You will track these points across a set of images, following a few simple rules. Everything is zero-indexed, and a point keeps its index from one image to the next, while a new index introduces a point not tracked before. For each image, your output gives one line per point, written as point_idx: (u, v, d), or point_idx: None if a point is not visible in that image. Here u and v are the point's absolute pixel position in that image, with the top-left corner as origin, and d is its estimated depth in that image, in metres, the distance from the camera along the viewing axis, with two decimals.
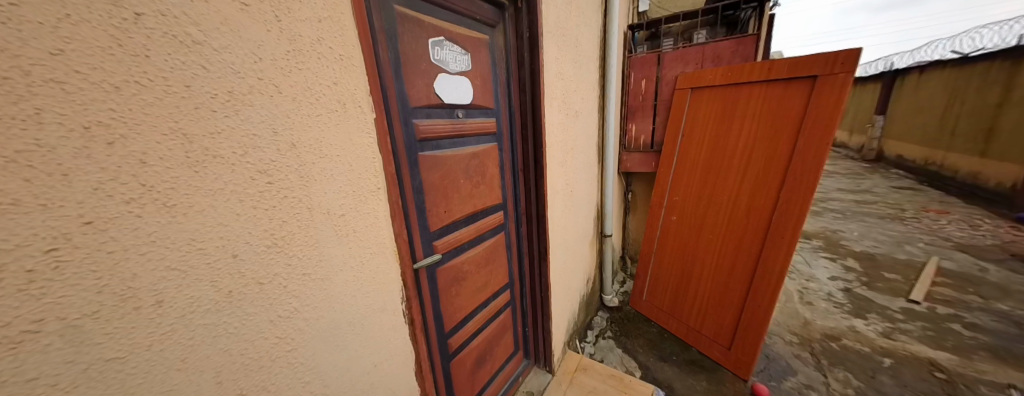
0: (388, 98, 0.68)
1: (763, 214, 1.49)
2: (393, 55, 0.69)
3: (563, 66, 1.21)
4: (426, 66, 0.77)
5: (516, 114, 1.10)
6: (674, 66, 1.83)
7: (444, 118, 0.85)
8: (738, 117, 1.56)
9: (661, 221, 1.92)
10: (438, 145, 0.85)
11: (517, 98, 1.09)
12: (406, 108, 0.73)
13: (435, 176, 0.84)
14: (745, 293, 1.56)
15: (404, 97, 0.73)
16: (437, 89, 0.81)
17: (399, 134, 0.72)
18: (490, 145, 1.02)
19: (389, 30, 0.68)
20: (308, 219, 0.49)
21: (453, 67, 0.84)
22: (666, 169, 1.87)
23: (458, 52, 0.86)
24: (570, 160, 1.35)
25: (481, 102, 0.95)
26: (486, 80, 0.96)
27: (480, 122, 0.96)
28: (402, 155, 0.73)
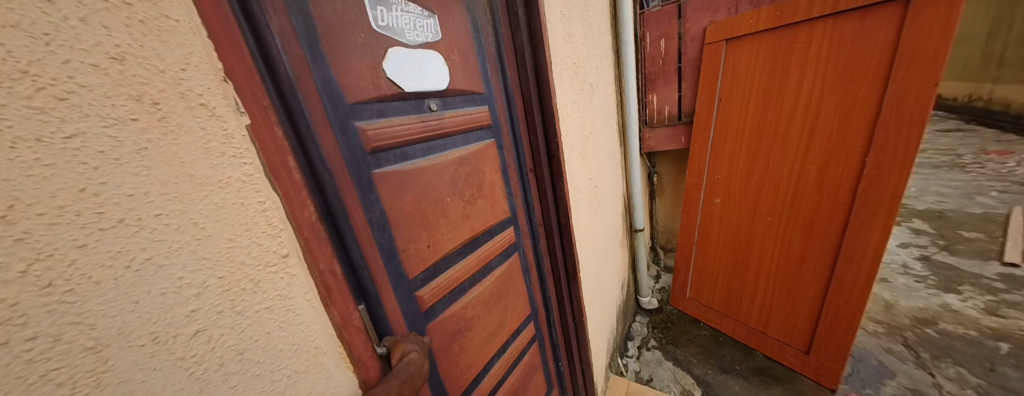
0: (303, 94, 0.41)
1: (843, 186, 1.17)
2: (299, 21, 0.41)
3: (571, 23, 0.87)
4: (366, 38, 0.49)
5: (514, 97, 0.80)
6: (699, 16, 1.42)
7: (410, 114, 0.57)
8: (794, 66, 1.21)
9: (702, 206, 1.58)
10: (404, 155, 0.57)
11: (514, 75, 0.79)
12: (340, 105, 0.46)
13: (405, 200, 0.57)
14: (824, 284, 1.26)
15: (334, 89, 0.45)
16: (387, 72, 0.52)
17: (332, 150, 0.44)
18: (484, 144, 0.74)
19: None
20: (96, 369, 0.21)
21: (411, 37, 0.55)
22: (702, 144, 1.53)
23: (417, 12, 0.56)
24: (591, 151, 1.02)
25: (462, 87, 0.66)
26: (468, 53, 0.66)
27: (465, 114, 0.68)
28: (346, 183, 0.46)
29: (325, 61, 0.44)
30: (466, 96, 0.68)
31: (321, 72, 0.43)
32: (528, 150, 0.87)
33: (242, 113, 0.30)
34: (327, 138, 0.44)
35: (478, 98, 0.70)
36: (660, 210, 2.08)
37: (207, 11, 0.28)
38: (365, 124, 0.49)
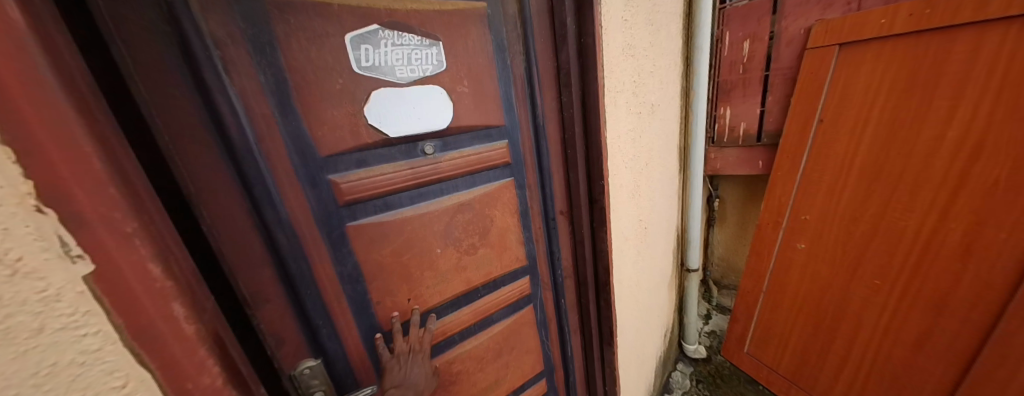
0: (265, 155, 0.40)
1: (1008, 258, 0.84)
2: (269, 78, 0.40)
3: (634, 28, 0.65)
4: (344, 84, 0.44)
5: (546, 127, 0.64)
6: (804, 12, 1.11)
7: (398, 160, 0.51)
8: (947, 85, 0.88)
9: (777, 250, 1.29)
10: (386, 205, 0.52)
11: (549, 100, 0.63)
12: (309, 161, 0.44)
13: (384, 253, 0.53)
14: (956, 375, 0.96)
15: (304, 145, 0.43)
16: (371, 120, 0.47)
17: (298, 207, 0.44)
18: (495, 185, 0.62)
19: (257, 36, 0.38)
20: None
21: (403, 75, 0.48)
22: (786, 174, 1.22)
23: (415, 44, 0.48)
24: (644, 187, 0.81)
25: (469, 122, 0.56)
26: (482, 81, 0.55)
27: (471, 152, 0.58)
28: (312, 238, 0.46)
29: (296, 116, 0.42)
30: (475, 131, 0.57)
31: (288, 129, 0.42)
32: (560, 190, 0.71)
33: (75, 258, 0.19)
34: (290, 196, 0.43)
35: (493, 131, 0.59)
36: (717, 239, 1.78)
37: (35, 127, 0.18)
38: (336, 177, 0.46)
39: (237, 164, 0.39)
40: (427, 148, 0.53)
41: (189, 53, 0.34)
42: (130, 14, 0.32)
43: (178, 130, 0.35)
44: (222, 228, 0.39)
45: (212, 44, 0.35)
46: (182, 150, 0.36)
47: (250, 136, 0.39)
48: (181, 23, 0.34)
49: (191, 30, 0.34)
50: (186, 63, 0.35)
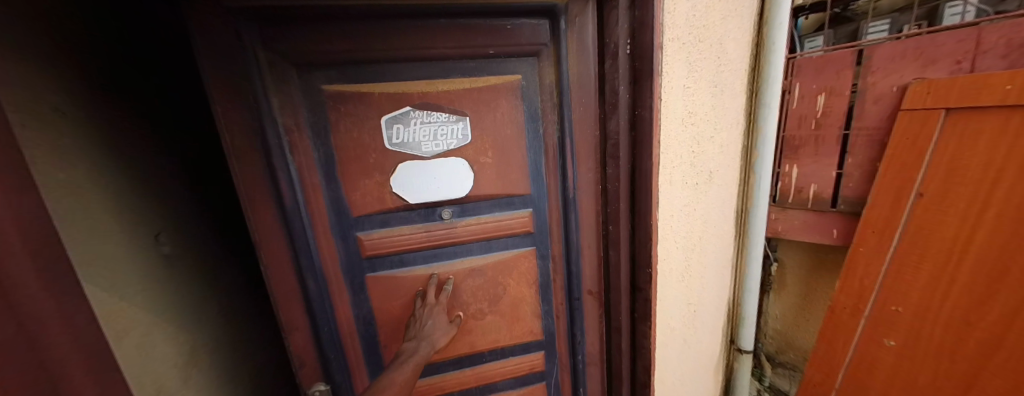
0: (308, 209, 0.58)
1: None
2: (321, 156, 0.58)
3: (697, 94, 0.57)
4: (376, 157, 0.60)
5: (581, 186, 0.66)
6: (894, 70, 0.97)
7: (416, 222, 0.65)
8: None
9: (857, 343, 1.07)
10: (399, 260, 0.66)
11: (585, 161, 0.65)
12: (342, 216, 0.61)
13: (395, 303, 0.68)
14: None
15: (339, 205, 0.61)
16: (396, 190, 0.62)
17: (327, 247, 0.61)
18: (514, 253, 0.71)
19: (316, 127, 0.57)
20: None
21: (426, 150, 0.61)
22: (871, 253, 1.03)
23: (442, 120, 0.61)
24: (697, 266, 0.70)
25: (489, 191, 0.66)
26: (502, 152, 0.65)
27: (490, 220, 0.67)
28: (335, 276, 0.64)
29: (337, 186, 0.60)
30: (496, 199, 0.67)
31: (331, 193, 0.60)
32: (592, 251, 0.69)
33: None
34: (322, 238, 0.61)
35: (513, 199, 0.67)
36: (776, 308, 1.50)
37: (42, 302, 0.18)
38: (364, 233, 0.63)
39: (284, 213, 0.57)
40: (445, 213, 0.65)
41: (266, 138, 0.53)
42: (236, 113, 0.51)
43: (251, 188, 0.54)
44: (269, 256, 0.58)
45: (284, 132, 0.54)
46: (256, 206, 0.55)
47: (297, 194, 0.57)
48: (265, 121, 0.53)
49: (271, 126, 0.53)
50: (263, 149, 0.54)
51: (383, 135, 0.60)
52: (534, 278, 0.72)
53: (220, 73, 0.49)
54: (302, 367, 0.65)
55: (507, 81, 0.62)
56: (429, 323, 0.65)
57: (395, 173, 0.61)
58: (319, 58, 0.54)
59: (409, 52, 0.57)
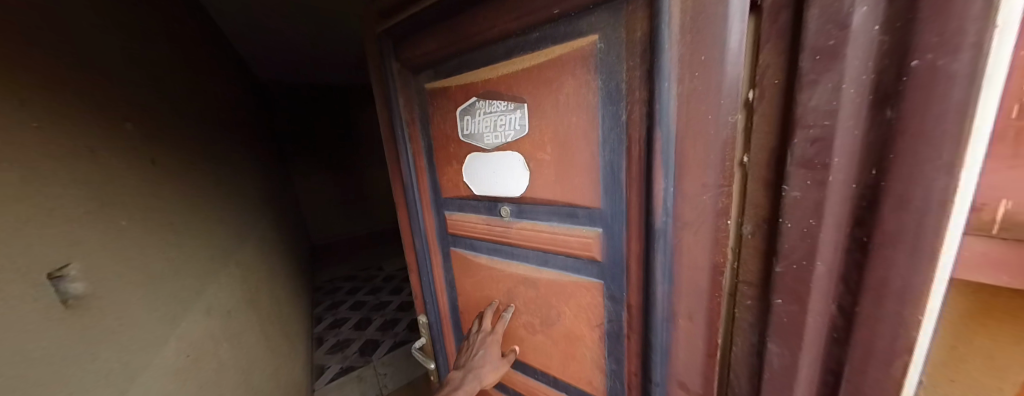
0: (418, 184, 0.72)
1: None
2: (426, 145, 0.68)
3: None
4: (453, 148, 0.61)
5: (682, 216, 0.36)
6: None
7: (482, 214, 0.62)
8: None
9: None
10: (468, 244, 0.68)
11: (706, 167, 0.34)
12: (437, 198, 0.70)
13: (467, 283, 0.71)
14: None
15: (436, 189, 0.70)
16: (467, 179, 0.61)
17: (428, 219, 0.74)
18: (573, 279, 0.52)
19: (424, 121, 0.66)
20: None
21: (488, 142, 0.55)
22: None
23: (501, 109, 0.52)
24: None
25: (545, 196, 0.50)
26: (563, 147, 0.46)
27: (549, 230, 0.52)
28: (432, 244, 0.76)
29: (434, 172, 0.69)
30: (553, 205, 0.50)
31: (431, 177, 0.70)
32: (697, 322, 0.39)
33: None
34: (425, 212, 0.73)
35: (574, 207, 0.48)
36: None
37: None
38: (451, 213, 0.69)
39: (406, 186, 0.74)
40: (506, 210, 0.57)
41: (397, 126, 0.70)
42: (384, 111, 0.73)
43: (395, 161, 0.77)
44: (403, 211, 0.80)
45: (405, 122, 0.68)
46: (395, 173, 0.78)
47: (412, 172, 0.71)
48: (394, 116, 0.70)
49: (397, 120, 0.69)
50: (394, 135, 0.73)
51: (457, 127, 0.59)
52: (599, 319, 0.51)
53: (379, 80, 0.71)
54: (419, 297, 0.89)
55: (574, 49, 0.42)
56: (483, 355, 0.65)
57: (466, 163, 0.60)
58: (422, 61, 0.61)
59: (478, 38, 0.51)
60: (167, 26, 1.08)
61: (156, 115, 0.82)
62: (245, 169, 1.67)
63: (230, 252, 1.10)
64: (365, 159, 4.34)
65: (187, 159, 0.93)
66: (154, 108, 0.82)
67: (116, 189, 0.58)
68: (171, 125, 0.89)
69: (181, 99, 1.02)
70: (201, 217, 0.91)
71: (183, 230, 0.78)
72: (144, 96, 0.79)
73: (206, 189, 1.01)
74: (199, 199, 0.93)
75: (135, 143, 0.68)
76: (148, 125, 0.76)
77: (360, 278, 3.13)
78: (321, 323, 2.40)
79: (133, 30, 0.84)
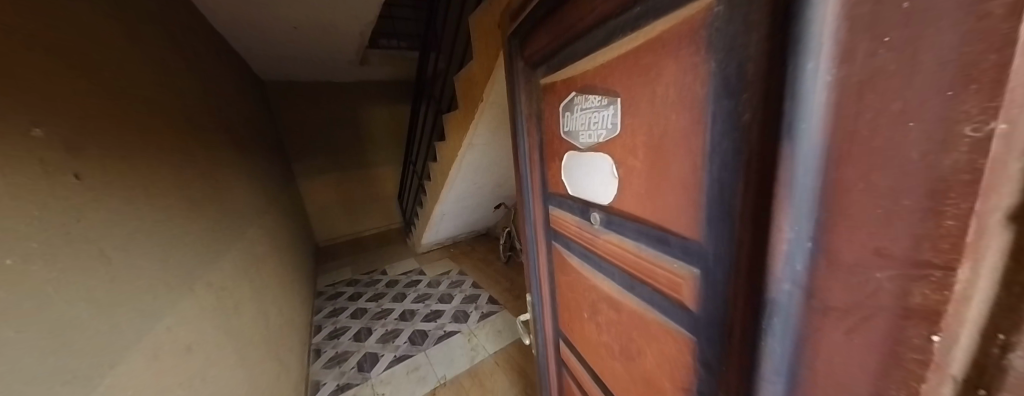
0: (529, 172, 0.68)
1: None
2: (537, 136, 0.61)
3: None
4: (556, 145, 0.54)
5: (826, 297, 0.21)
6: None
7: (575, 215, 0.53)
8: None
9: None
10: (563, 243, 0.60)
11: (904, 217, 0.19)
12: (542, 190, 0.64)
13: (562, 282, 0.64)
14: None
15: (542, 182, 0.63)
16: (563, 178, 0.53)
17: (536, 209, 0.69)
18: (658, 320, 0.39)
19: (537, 113, 0.60)
20: None
21: (582, 143, 0.45)
22: None
23: (596, 106, 0.41)
24: None
25: (637, 212, 0.37)
26: (658, 154, 0.32)
27: (639, 252, 0.39)
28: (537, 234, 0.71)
29: (541, 165, 0.62)
30: (642, 223, 0.37)
31: (539, 167, 0.63)
32: None
33: None
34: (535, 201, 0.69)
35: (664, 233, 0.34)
36: None
37: None
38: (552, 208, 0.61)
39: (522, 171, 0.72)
40: (595, 216, 0.46)
41: (519, 112, 0.67)
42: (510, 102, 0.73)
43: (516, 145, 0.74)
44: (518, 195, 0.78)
45: (525, 108, 0.64)
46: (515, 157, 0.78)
47: (526, 159, 0.68)
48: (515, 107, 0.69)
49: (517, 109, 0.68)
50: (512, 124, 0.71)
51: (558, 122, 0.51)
52: (688, 382, 0.36)
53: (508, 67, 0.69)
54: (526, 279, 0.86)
55: (680, 24, 0.27)
56: None
57: (563, 164, 0.52)
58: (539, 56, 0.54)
59: (579, 24, 0.41)
60: (137, 28, 1.00)
61: (110, 125, 0.74)
62: (235, 173, 1.55)
63: (202, 275, 0.96)
64: (368, 158, 4.21)
65: (150, 172, 0.84)
66: (109, 116, 0.74)
67: (22, 219, 0.49)
68: (131, 135, 0.81)
69: (154, 107, 0.95)
70: (155, 238, 0.78)
71: (118, 259, 0.65)
72: (96, 103, 0.71)
73: (172, 205, 0.90)
74: (153, 216, 0.80)
75: (70, 161, 0.60)
76: (96, 139, 0.68)
77: (363, 283, 3.01)
78: (321, 332, 2.28)
79: (77, 30, 0.71)
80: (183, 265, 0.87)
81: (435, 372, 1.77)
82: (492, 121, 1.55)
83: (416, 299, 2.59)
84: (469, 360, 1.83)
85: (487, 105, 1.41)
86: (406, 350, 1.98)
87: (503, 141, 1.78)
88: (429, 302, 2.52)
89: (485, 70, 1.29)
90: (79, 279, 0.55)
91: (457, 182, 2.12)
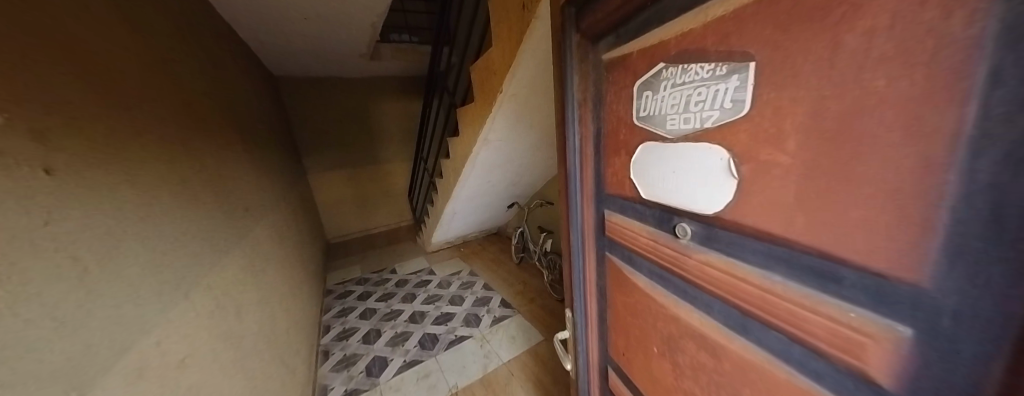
0: (581, 172, 0.58)
1: None
2: (595, 125, 0.52)
3: None
4: (625, 134, 0.45)
5: None
6: None
7: (649, 226, 0.44)
8: None
9: None
10: (624, 254, 0.51)
11: None
12: (598, 192, 0.55)
13: (620, 302, 0.54)
14: None
15: (598, 181, 0.54)
16: (636, 173, 0.43)
17: (585, 212, 0.59)
18: (789, 375, 0.30)
19: (597, 93, 0.50)
20: None
21: (671, 129, 0.37)
22: None
23: (697, 79, 0.32)
24: None
25: (771, 228, 0.29)
26: (827, 145, 0.24)
27: (766, 285, 0.30)
28: (586, 240, 0.61)
29: (600, 158, 0.52)
30: (772, 243, 0.29)
31: (595, 164, 0.54)
32: None
33: None
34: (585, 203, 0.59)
35: (827, 261, 0.25)
36: None
37: None
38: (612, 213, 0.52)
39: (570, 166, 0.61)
40: (683, 230, 0.38)
41: (568, 93, 0.57)
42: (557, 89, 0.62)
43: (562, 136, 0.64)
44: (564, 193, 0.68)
45: (577, 90, 0.54)
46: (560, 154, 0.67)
47: (576, 154, 0.58)
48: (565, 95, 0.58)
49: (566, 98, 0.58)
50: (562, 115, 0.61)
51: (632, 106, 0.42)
52: None
53: (557, 37, 0.59)
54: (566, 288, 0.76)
55: None
56: None
57: (635, 158, 0.43)
58: (604, 25, 0.45)
59: None
60: (139, 15, 0.93)
61: (104, 119, 0.68)
62: (243, 168, 1.49)
63: (199, 281, 0.88)
64: (379, 155, 4.16)
65: (150, 168, 0.79)
66: (102, 108, 0.68)
67: None
68: (128, 128, 0.75)
69: (156, 99, 0.90)
70: (142, 242, 0.69)
71: (99, 266, 0.57)
72: (87, 94, 0.65)
73: (169, 204, 0.83)
74: (144, 216, 0.72)
75: (57, 157, 0.54)
76: (88, 133, 0.62)
77: (372, 282, 2.95)
78: (328, 333, 2.22)
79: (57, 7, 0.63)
80: (177, 270, 0.79)
81: (448, 380, 1.68)
82: (511, 115, 1.44)
83: (426, 300, 2.51)
84: (483, 368, 1.74)
85: (506, 98, 1.30)
86: (417, 355, 1.89)
87: (521, 136, 1.68)
88: (439, 303, 2.44)
89: (506, 58, 1.17)
90: (40, 294, 0.47)
91: (470, 180, 2.02)
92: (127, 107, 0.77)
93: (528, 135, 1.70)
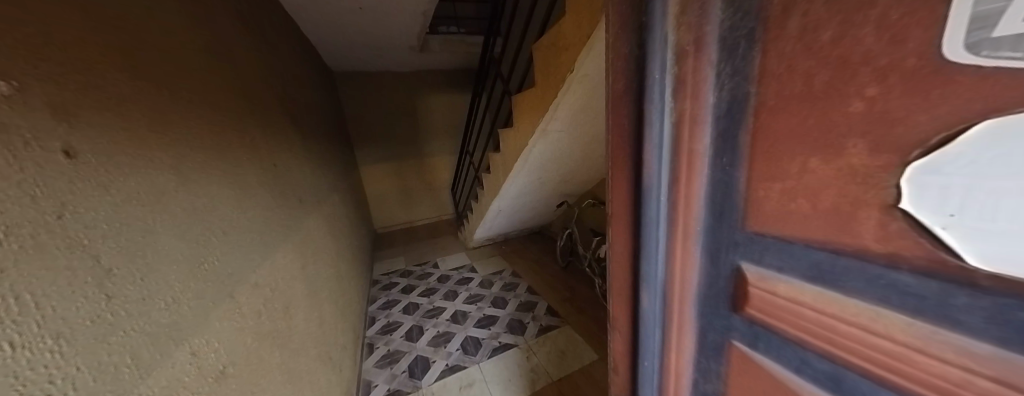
0: (682, 192, 0.28)
1: None
2: (723, 88, 0.24)
3: None
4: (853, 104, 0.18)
5: None
6: None
7: (981, 349, 0.15)
8: None
9: None
10: (805, 361, 0.24)
11: None
12: (727, 226, 0.26)
13: None
14: None
15: (730, 204, 0.26)
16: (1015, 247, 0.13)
17: (681, 267, 0.30)
18: None
19: (740, 18, 0.23)
20: None
21: None
22: None
23: None
24: None
25: None
26: None
27: None
28: (681, 316, 0.32)
29: (737, 154, 0.25)
30: None
31: (721, 171, 0.26)
32: None
33: None
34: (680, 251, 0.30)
35: None
36: None
37: None
38: (773, 276, 0.24)
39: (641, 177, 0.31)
40: None
41: (645, 31, 0.28)
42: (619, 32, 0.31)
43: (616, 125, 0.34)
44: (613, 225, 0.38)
45: (670, 22, 0.25)
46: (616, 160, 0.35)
47: (664, 154, 0.28)
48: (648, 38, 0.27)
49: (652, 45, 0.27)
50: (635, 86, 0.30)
51: (942, 12, 0.14)
52: None
53: None
54: (614, 373, 0.45)
55: None
56: None
57: (938, 156, 0.15)
58: None
59: None
60: (201, 4, 0.91)
61: (147, 101, 0.61)
62: (296, 159, 1.47)
63: (246, 281, 0.82)
64: (424, 148, 4.19)
65: (196, 151, 0.73)
66: (141, 84, 0.61)
67: None
68: (173, 105, 0.68)
69: (209, 81, 0.85)
70: (181, 240, 0.62)
71: (124, 268, 0.49)
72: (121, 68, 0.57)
73: (218, 194, 0.77)
74: (183, 211, 0.64)
75: (79, 138, 0.46)
76: (126, 114, 0.56)
77: (415, 275, 2.93)
78: (373, 325, 2.20)
79: None
80: (223, 271, 0.72)
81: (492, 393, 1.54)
82: (576, 103, 1.23)
83: (468, 300, 2.41)
84: (529, 384, 1.57)
85: (575, 81, 1.10)
86: (459, 360, 1.78)
87: (583, 127, 1.46)
88: (481, 304, 2.32)
89: (581, 32, 0.98)
90: (54, 309, 0.39)
91: (519, 176, 1.85)
92: (185, 97, 0.73)
93: (592, 126, 1.48)
